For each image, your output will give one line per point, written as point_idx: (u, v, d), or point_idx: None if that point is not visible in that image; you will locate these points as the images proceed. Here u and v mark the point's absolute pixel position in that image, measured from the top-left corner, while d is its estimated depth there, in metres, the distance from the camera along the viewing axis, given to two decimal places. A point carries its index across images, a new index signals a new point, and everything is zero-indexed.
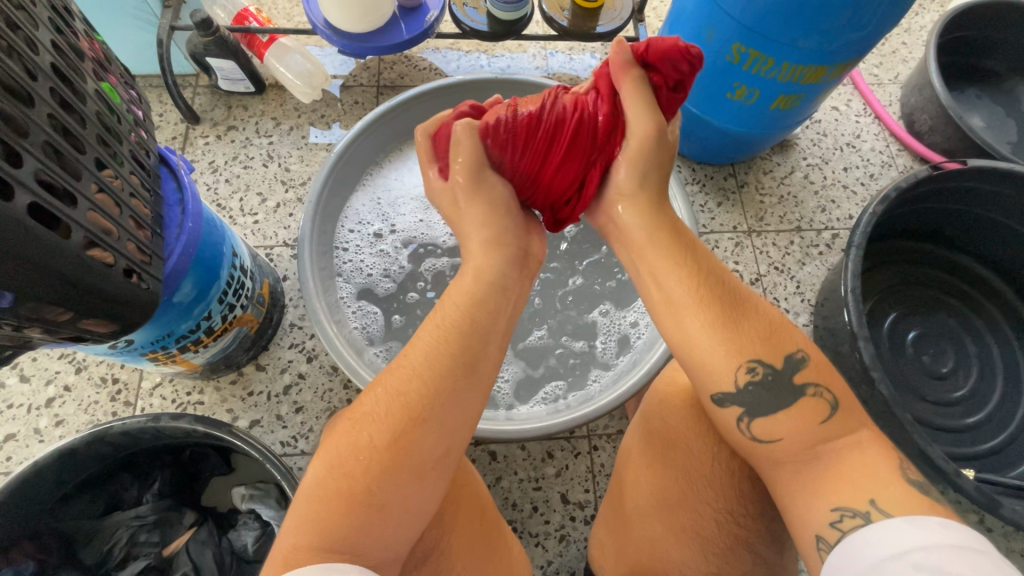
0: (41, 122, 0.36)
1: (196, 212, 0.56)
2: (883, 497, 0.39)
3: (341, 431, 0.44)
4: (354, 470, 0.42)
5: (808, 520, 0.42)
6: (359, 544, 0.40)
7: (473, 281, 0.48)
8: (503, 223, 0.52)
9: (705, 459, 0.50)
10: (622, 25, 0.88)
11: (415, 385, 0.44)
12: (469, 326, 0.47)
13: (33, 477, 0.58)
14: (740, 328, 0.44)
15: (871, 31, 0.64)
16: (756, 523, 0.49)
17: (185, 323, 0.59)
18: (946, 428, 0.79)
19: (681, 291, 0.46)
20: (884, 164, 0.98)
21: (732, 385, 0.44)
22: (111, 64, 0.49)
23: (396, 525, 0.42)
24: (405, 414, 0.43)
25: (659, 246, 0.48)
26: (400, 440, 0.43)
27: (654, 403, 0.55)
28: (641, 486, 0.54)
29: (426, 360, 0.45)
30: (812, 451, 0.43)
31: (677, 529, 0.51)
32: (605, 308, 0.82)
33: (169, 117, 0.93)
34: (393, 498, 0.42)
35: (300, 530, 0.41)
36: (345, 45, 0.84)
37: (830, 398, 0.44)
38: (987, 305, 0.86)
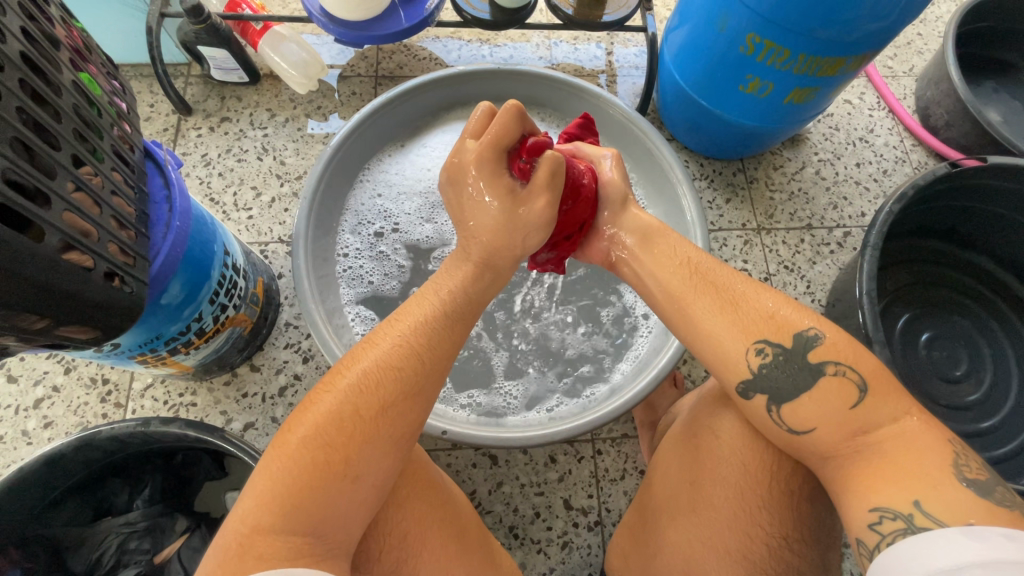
0: (9, 117, 0.33)
1: (185, 209, 0.53)
2: (929, 499, 0.38)
3: (318, 402, 0.43)
4: (332, 441, 0.41)
5: (852, 521, 0.40)
6: (326, 519, 0.40)
7: (472, 270, 0.51)
8: (536, 237, 0.53)
9: (763, 480, 0.47)
10: (630, 14, 0.85)
11: (409, 360, 0.45)
12: (453, 308, 0.49)
13: (22, 483, 0.56)
14: (741, 310, 0.47)
15: (892, 22, 0.61)
16: (806, 550, 0.47)
17: (174, 325, 0.57)
18: (961, 432, 0.77)
19: (677, 284, 0.50)
20: (898, 160, 0.96)
21: (748, 370, 0.46)
22: (91, 53, 0.46)
23: (363, 499, 0.41)
24: (393, 387, 0.44)
25: (649, 247, 0.53)
26: (386, 410, 0.43)
27: (699, 416, 0.53)
28: (684, 507, 0.50)
29: (417, 335, 0.46)
30: (853, 443, 0.42)
31: (723, 555, 0.47)
32: (612, 305, 0.80)
33: (159, 108, 0.90)
34: (367, 471, 0.41)
35: (262, 506, 0.39)
36: (341, 33, 0.80)
37: (858, 378, 0.43)
38: (1004, 307, 0.83)
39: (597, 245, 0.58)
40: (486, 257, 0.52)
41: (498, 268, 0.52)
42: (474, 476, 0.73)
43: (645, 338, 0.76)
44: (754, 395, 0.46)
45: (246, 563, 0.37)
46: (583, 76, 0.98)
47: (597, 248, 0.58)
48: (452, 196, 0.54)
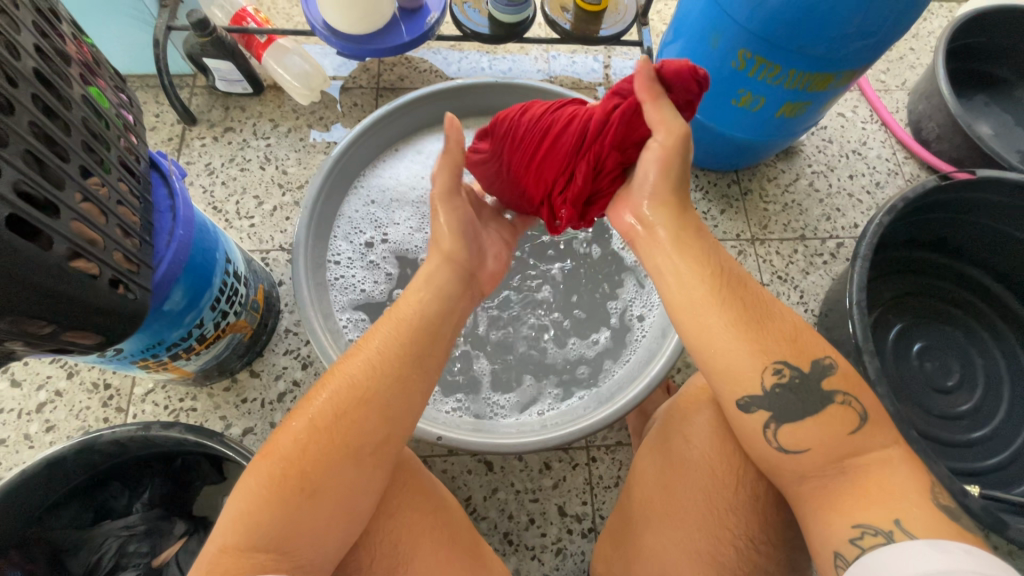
0: (21, 131, 0.35)
1: (188, 218, 0.55)
2: (909, 518, 0.39)
3: (285, 421, 0.46)
4: (290, 455, 0.43)
5: (830, 535, 0.41)
6: (288, 537, 0.40)
7: (428, 283, 0.53)
8: (450, 241, 0.56)
9: (731, 484, 0.49)
10: (627, 29, 0.86)
11: (362, 370, 0.47)
12: (418, 320, 0.51)
13: (24, 486, 0.57)
14: (764, 328, 0.45)
15: (879, 39, 0.62)
16: (775, 552, 0.48)
17: (176, 331, 0.58)
18: (951, 442, 0.78)
19: (701, 291, 0.47)
20: (890, 172, 0.97)
21: (759, 387, 0.44)
22: (100, 67, 0.48)
23: (328, 514, 0.42)
24: (347, 397, 0.46)
25: (681, 247, 0.50)
26: (340, 421, 0.45)
27: (674, 417, 0.54)
28: (657, 508, 0.51)
29: (374, 349, 0.48)
30: (836, 465, 0.43)
31: (695, 556, 0.48)
32: (606, 311, 0.81)
33: (165, 117, 0.92)
34: (326, 485, 0.42)
35: (233, 526, 0.41)
36: (344, 47, 0.82)
37: (861, 408, 0.44)
38: (996, 320, 0.84)
39: (627, 233, 0.54)
40: (436, 270, 0.54)
41: (451, 280, 0.54)
42: (470, 482, 0.74)
43: (641, 345, 0.77)
44: (756, 409, 0.45)
45: None
46: (581, 89, 1.00)
47: (619, 228, 0.55)
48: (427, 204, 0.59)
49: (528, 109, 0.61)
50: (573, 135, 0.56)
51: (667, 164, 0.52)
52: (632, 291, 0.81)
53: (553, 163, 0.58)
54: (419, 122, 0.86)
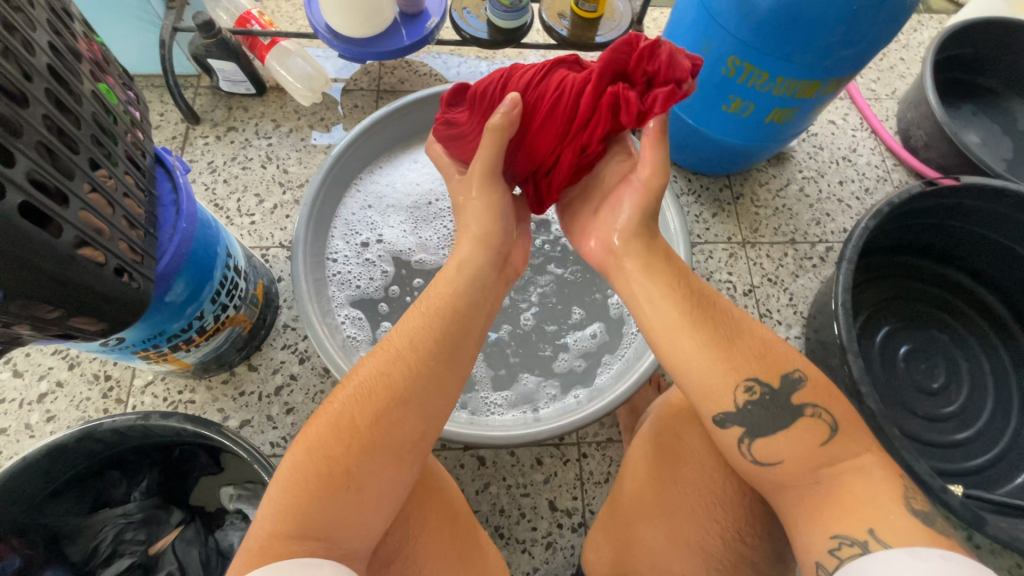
0: (35, 123, 0.37)
1: (191, 212, 0.56)
2: (882, 527, 0.39)
3: (322, 413, 0.46)
4: (333, 452, 0.43)
5: (812, 546, 0.42)
6: (335, 529, 0.41)
7: (460, 274, 0.52)
8: (488, 222, 0.54)
9: (717, 478, 0.50)
10: (621, 36, 0.89)
11: (397, 366, 0.47)
12: (452, 314, 0.51)
13: (24, 474, 0.58)
14: (734, 347, 0.46)
15: (862, 49, 0.64)
16: (763, 544, 0.49)
17: (176, 322, 0.60)
18: (935, 442, 0.79)
19: (674, 313, 0.47)
20: (879, 178, 0.99)
21: (731, 404, 0.45)
22: (110, 65, 0.49)
23: (371, 509, 0.43)
24: (385, 395, 0.46)
25: (652, 273, 0.50)
26: (382, 419, 0.45)
27: (664, 416, 0.56)
28: (648, 503, 0.53)
29: (408, 345, 0.49)
30: (814, 474, 0.43)
31: (682, 545, 0.50)
32: (603, 310, 0.82)
33: (169, 117, 0.94)
34: (371, 481, 0.43)
35: (277, 517, 0.41)
36: (346, 50, 0.84)
37: (829, 419, 0.44)
38: (980, 323, 0.86)
39: (601, 262, 0.54)
40: (468, 257, 0.53)
41: (483, 270, 0.53)
42: (462, 476, 0.75)
43: (635, 339, 0.78)
44: (731, 425, 0.45)
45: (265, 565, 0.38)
46: None
47: (594, 259, 0.55)
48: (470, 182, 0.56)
49: (507, 78, 0.57)
50: (565, 111, 0.54)
51: (649, 195, 0.52)
52: (621, 295, 0.82)
53: (544, 141, 0.56)
54: (416, 124, 0.88)
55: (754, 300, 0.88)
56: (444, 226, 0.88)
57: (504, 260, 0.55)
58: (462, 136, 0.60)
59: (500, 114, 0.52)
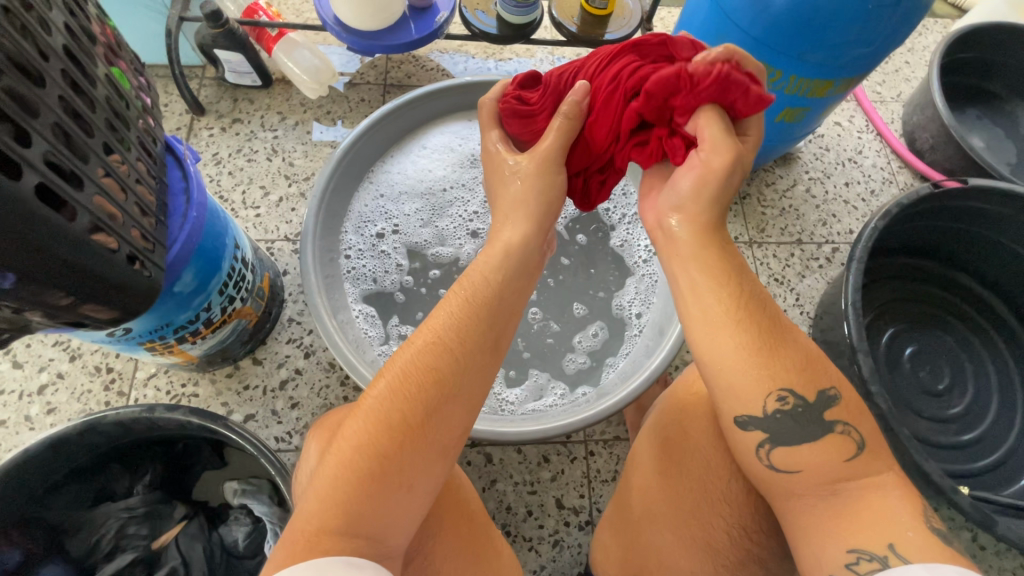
0: (52, 103, 0.36)
1: (201, 202, 0.56)
2: (902, 542, 0.39)
3: (366, 407, 0.43)
4: (385, 450, 0.41)
5: (824, 559, 0.41)
6: (385, 525, 0.41)
7: (506, 259, 0.50)
8: (541, 207, 0.52)
9: (721, 475, 0.49)
10: (631, 34, 0.88)
11: (444, 359, 0.45)
12: (496, 301, 0.49)
13: (25, 467, 0.57)
14: (776, 355, 0.43)
15: (877, 48, 0.65)
16: (770, 542, 0.48)
17: (184, 313, 0.59)
18: (943, 444, 0.80)
19: (718, 309, 0.44)
20: (885, 180, 0.99)
21: (761, 410, 0.43)
22: (122, 50, 0.49)
23: (417, 503, 0.43)
24: (435, 390, 0.44)
25: (701, 263, 0.46)
26: (431, 415, 0.43)
27: (672, 408, 0.55)
28: (655, 496, 0.53)
29: (453, 336, 0.46)
30: (831, 487, 0.42)
31: (686, 539, 0.50)
32: (613, 305, 0.82)
33: (174, 107, 0.93)
34: (419, 477, 0.42)
35: (325, 515, 0.39)
36: (355, 42, 0.84)
37: (858, 437, 0.43)
38: (985, 326, 0.86)
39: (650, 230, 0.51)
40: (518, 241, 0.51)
41: (528, 254, 0.51)
42: (468, 473, 0.74)
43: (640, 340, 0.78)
44: (753, 428, 0.44)
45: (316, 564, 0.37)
46: None
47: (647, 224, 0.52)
48: (526, 175, 0.53)
49: (585, 65, 0.56)
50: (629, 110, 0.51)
51: (704, 178, 0.47)
52: (628, 294, 0.82)
53: (599, 132, 0.54)
54: (424, 118, 0.88)
55: None
56: (460, 217, 0.88)
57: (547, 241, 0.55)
58: (529, 115, 0.56)
59: (569, 103, 0.53)
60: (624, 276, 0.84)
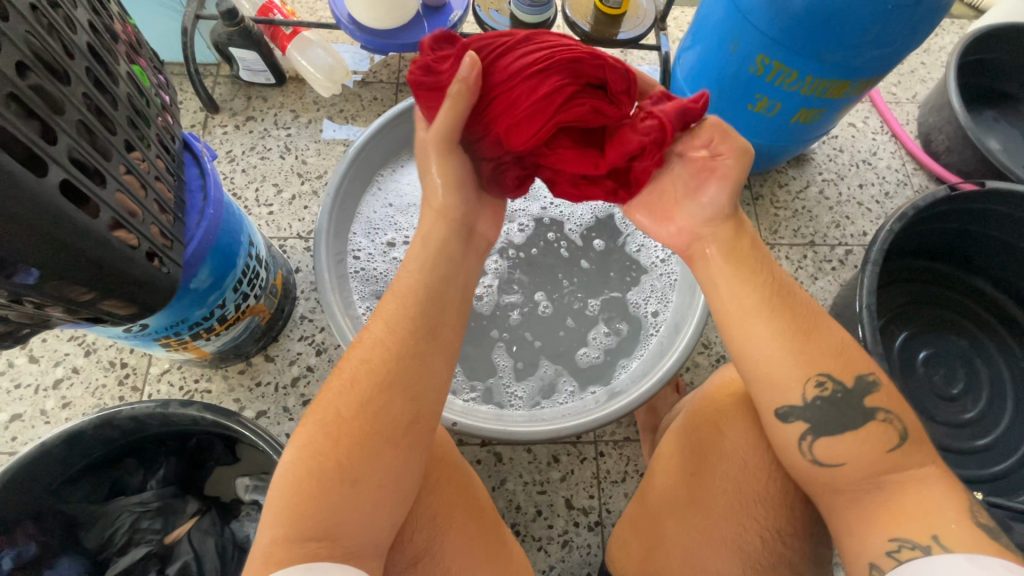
0: (76, 101, 0.36)
1: (218, 199, 0.56)
2: (947, 535, 0.39)
3: (309, 415, 0.45)
4: (324, 447, 0.43)
5: (865, 547, 0.42)
6: (340, 523, 0.41)
7: (424, 248, 0.51)
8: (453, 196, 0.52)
9: (761, 476, 0.50)
10: (645, 33, 0.88)
11: (376, 352, 0.47)
12: (425, 292, 0.49)
13: (41, 459, 0.58)
14: (811, 340, 0.46)
15: (896, 48, 0.64)
16: (801, 544, 0.49)
17: (199, 310, 0.59)
18: (958, 449, 0.79)
19: (754, 302, 0.47)
20: (899, 182, 0.98)
21: (800, 398, 0.45)
22: (142, 48, 0.49)
23: (372, 497, 0.42)
24: (369, 383, 0.45)
25: (734, 259, 0.49)
26: (367, 406, 0.44)
27: (703, 408, 0.54)
28: (684, 500, 0.52)
29: (383, 331, 0.48)
30: (875, 480, 0.44)
31: (719, 542, 0.50)
32: (629, 304, 0.82)
33: (188, 105, 0.93)
34: (364, 471, 0.42)
35: (280, 524, 0.41)
36: (369, 41, 0.84)
37: (901, 426, 0.45)
38: (1001, 330, 0.85)
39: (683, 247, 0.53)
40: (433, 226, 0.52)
41: (447, 243, 0.52)
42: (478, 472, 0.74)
43: (654, 342, 0.78)
44: (794, 420, 0.45)
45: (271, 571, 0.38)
46: None
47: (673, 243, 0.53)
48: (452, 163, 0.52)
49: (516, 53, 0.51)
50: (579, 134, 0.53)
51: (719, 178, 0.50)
52: (642, 294, 0.82)
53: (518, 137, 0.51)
54: None
55: None
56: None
57: (469, 230, 0.54)
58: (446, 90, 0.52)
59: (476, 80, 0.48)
60: (641, 274, 0.84)
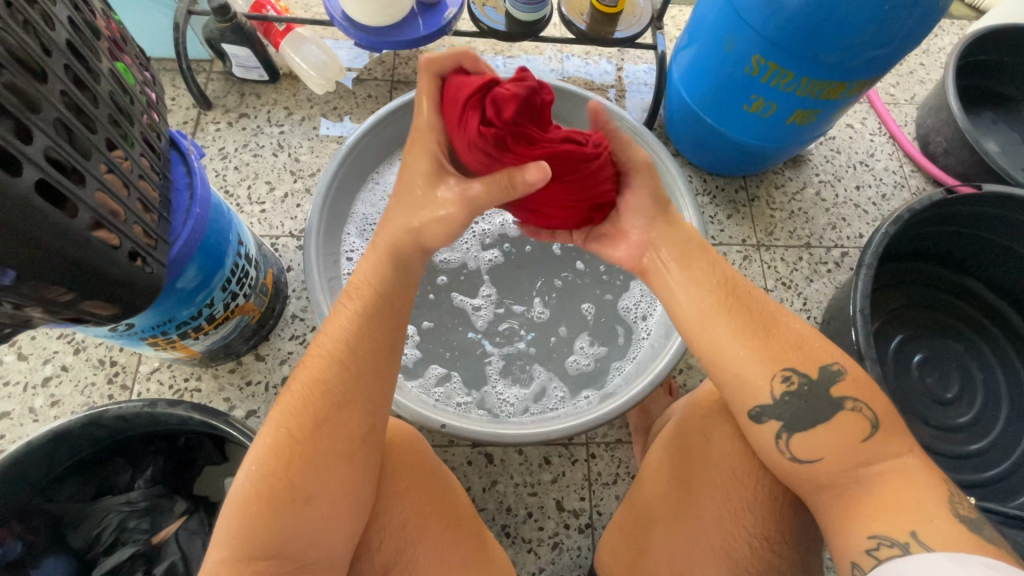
0: (53, 99, 0.36)
1: (204, 198, 0.55)
2: (926, 531, 0.39)
3: (261, 434, 0.46)
4: (275, 469, 0.43)
5: (848, 545, 0.42)
6: (290, 542, 0.42)
7: (380, 262, 0.50)
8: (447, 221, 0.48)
9: (749, 483, 0.49)
10: (641, 32, 0.87)
11: (330, 371, 0.47)
12: (380, 306, 0.49)
13: (27, 458, 0.57)
14: (770, 337, 0.46)
15: (892, 50, 0.63)
16: (791, 552, 0.48)
17: (186, 309, 0.59)
18: (952, 453, 0.78)
19: (711, 304, 0.47)
20: (897, 184, 0.98)
21: (769, 395, 0.45)
22: (127, 45, 0.48)
23: (325, 515, 0.43)
24: (322, 401, 0.46)
25: (686, 263, 0.49)
26: (319, 426, 0.45)
27: (692, 416, 0.54)
28: (674, 507, 0.52)
29: (337, 347, 0.48)
30: (852, 474, 0.43)
31: (709, 551, 0.49)
32: (619, 308, 0.81)
33: (181, 101, 0.92)
34: (316, 490, 0.43)
35: (229, 545, 0.42)
36: (362, 38, 0.83)
37: (870, 414, 0.44)
38: (995, 333, 0.85)
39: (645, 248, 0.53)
40: (404, 249, 0.50)
41: (410, 255, 0.50)
42: (469, 473, 0.74)
43: (647, 343, 0.77)
44: (767, 419, 0.45)
45: None
46: (592, 90, 1.01)
47: (625, 261, 0.53)
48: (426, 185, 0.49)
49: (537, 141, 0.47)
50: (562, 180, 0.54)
51: None
52: (639, 294, 0.82)
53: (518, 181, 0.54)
54: None
55: None
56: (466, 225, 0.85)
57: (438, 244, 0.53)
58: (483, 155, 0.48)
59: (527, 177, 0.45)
60: (629, 279, 0.83)
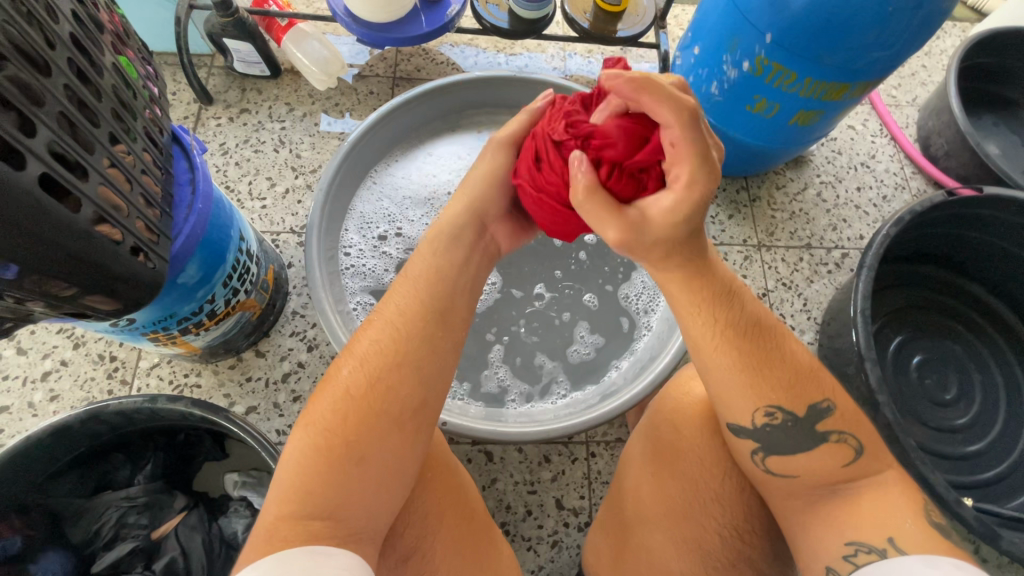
0: (57, 92, 0.36)
1: (207, 193, 0.55)
2: (902, 536, 0.40)
3: (321, 393, 0.45)
4: (332, 427, 0.43)
5: (822, 550, 0.42)
6: (342, 505, 0.40)
7: (443, 238, 0.52)
8: (482, 189, 0.54)
9: (716, 473, 0.50)
10: (644, 31, 0.87)
11: (389, 335, 0.47)
12: (437, 279, 0.50)
13: (26, 454, 0.57)
14: (762, 375, 0.44)
15: (896, 51, 0.63)
16: (762, 542, 0.49)
17: (187, 305, 0.59)
18: (950, 455, 0.79)
19: (701, 333, 0.46)
20: (897, 186, 0.98)
21: (749, 422, 0.45)
22: (130, 39, 0.48)
23: (375, 480, 0.42)
24: (380, 363, 0.46)
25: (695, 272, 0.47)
26: (376, 388, 0.45)
27: (664, 409, 0.54)
28: (646, 500, 0.52)
29: (397, 313, 0.48)
30: (830, 487, 0.44)
31: (682, 544, 0.49)
32: (620, 297, 0.82)
33: (182, 96, 0.92)
34: (371, 451, 0.42)
35: (283, 502, 0.40)
36: (364, 34, 0.83)
37: (855, 443, 0.44)
38: (993, 335, 0.85)
39: None
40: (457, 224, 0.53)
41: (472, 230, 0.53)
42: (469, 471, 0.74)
43: (646, 341, 0.77)
44: (744, 437, 0.46)
45: (272, 546, 0.37)
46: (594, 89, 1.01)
47: None
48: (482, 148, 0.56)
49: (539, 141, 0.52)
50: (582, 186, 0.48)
51: None
52: (636, 292, 0.82)
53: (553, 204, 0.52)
54: (421, 118, 0.87)
55: (768, 304, 0.87)
56: None
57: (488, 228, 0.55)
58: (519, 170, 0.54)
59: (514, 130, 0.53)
60: (631, 270, 0.83)
